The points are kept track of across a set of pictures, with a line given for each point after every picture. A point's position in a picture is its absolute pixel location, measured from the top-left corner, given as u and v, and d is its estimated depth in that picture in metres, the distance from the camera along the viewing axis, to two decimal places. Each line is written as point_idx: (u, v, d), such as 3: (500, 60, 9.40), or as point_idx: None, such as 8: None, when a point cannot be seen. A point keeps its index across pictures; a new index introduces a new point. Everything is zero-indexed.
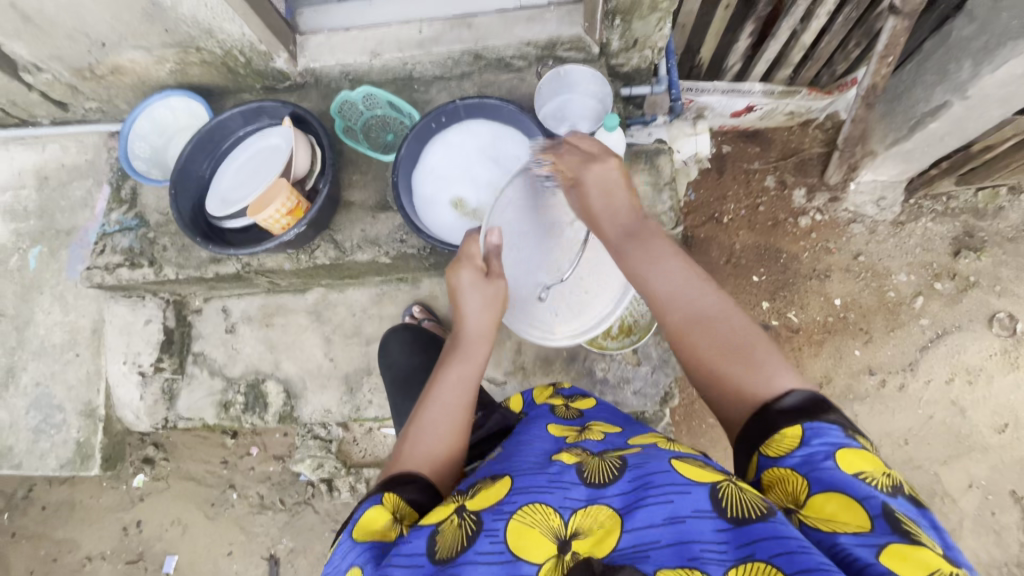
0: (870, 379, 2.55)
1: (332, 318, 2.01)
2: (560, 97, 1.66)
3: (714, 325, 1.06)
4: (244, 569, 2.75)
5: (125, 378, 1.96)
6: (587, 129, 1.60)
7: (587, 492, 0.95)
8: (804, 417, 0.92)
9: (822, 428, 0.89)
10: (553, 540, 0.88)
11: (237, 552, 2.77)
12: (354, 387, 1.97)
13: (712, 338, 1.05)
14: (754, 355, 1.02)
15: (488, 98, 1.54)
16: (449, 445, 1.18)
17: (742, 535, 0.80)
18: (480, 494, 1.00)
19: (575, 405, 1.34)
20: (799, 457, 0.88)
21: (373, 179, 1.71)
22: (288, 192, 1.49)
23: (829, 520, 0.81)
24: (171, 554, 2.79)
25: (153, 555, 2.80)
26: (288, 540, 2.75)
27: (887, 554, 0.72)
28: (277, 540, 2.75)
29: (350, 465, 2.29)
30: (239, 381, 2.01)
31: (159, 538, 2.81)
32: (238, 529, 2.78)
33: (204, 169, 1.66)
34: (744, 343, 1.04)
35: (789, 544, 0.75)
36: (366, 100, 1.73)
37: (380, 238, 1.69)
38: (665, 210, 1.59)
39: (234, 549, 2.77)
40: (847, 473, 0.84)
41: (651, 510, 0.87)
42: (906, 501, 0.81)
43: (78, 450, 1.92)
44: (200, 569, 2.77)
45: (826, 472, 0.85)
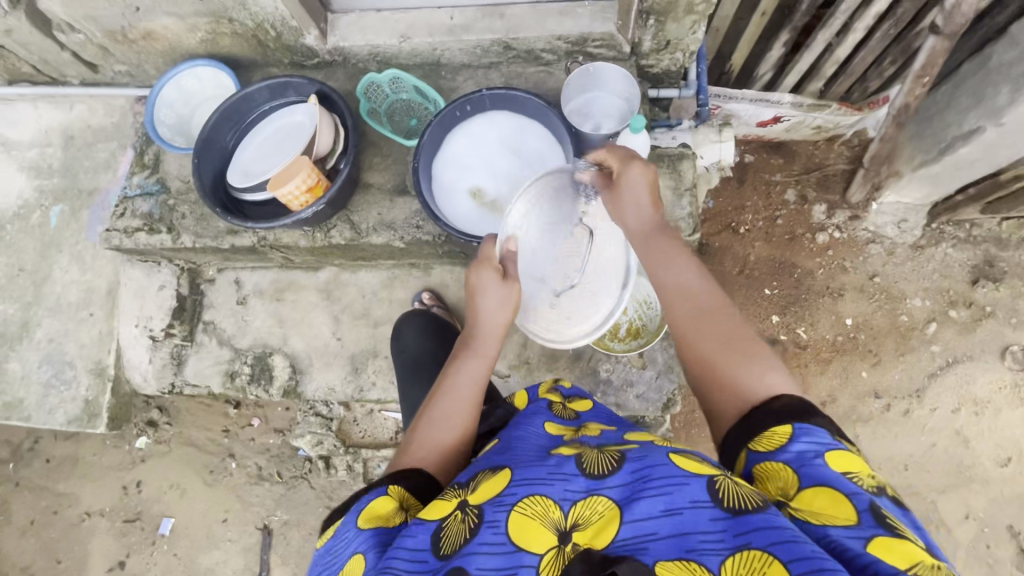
0: (875, 402, 2.53)
1: (342, 298, 2.03)
2: (586, 94, 1.65)
3: (722, 322, 1.14)
4: (238, 537, 2.79)
5: (136, 341, 1.99)
6: (610, 129, 1.60)
7: (587, 483, 0.94)
8: (794, 417, 0.94)
9: (811, 428, 0.91)
10: (554, 531, 0.89)
11: (232, 520, 2.81)
12: (359, 367, 1.99)
13: (719, 333, 1.12)
14: (749, 351, 1.08)
15: (516, 91, 1.54)
16: (457, 436, 1.22)
17: (740, 523, 0.81)
18: (481, 487, 1.00)
19: (572, 406, 1.32)
20: (790, 453, 0.90)
21: (394, 162, 1.72)
22: (311, 170, 1.51)
23: (818, 514, 0.83)
24: (169, 517, 2.84)
25: (151, 516, 2.85)
26: (282, 512, 2.79)
27: (876, 545, 0.76)
28: (271, 512, 2.79)
29: (349, 444, 2.32)
30: (247, 352, 2.04)
31: (157, 500, 2.86)
32: (235, 497, 2.83)
33: (227, 142, 1.67)
34: (744, 341, 1.10)
35: (785, 534, 0.77)
36: (392, 84, 1.72)
37: (396, 223, 1.69)
38: (684, 216, 1.56)
39: (229, 517, 2.81)
40: (836, 472, 0.87)
41: (650, 501, 0.88)
42: (889, 500, 0.86)
43: (85, 408, 1.94)
44: (195, 533, 2.82)
45: (817, 469, 0.88)
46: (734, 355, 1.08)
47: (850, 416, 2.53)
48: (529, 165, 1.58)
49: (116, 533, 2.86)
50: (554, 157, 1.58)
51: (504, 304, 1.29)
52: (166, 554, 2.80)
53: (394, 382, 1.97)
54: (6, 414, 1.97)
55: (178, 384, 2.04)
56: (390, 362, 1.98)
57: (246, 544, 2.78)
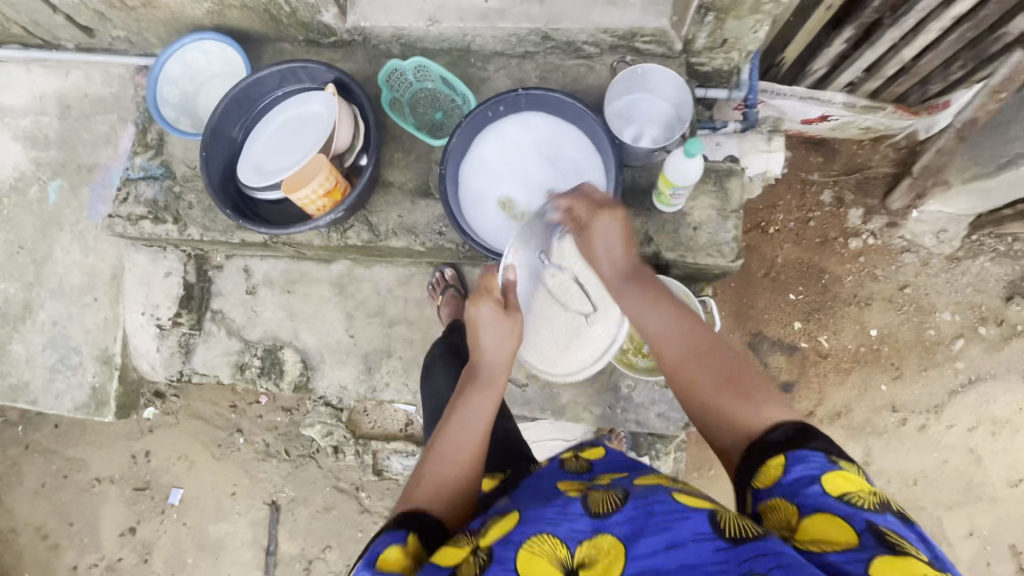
0: (890, 416, 2.50)
1: (356, 293, 1.95)
2: (631, 97, 1.49)
3: (716, 363, 1.04)
4: (246, 509, 2.84)
5: (143, 329, 1.93)
6: (654, 137, 1.47)
7: (592, 522, 0.90)
8: (787, 446, 0.88)
9: (805, 454, 0.85)
10: (560, 568, 0.85)
11: (240, 493, 2.84)
12: (372, 367, 1.93)
13: (712, 376, 1.03)
14: (747, 386, 0.99)
15: (554, 92, 1.39)
16: (467, 470, 1.12)
17: (740, 552, 0.76)
18: (492, 527, 0.95)
19: (585, 456, 1.22)
20: (785, 484, 0.84)
21: (416, 160, 1.59)
22: (330, 172, 1.39)
23: (819, 541, 0.76)
24: (178, 487, 2.87)
25: (161, 485, 2.89)
26: (290, 489, 2.82)
27: (879, 567, 0.69)
28: (279, 488, 2.82)
29: (358, 435, 2.30)
30: (257, 344, 1.98)
31: (166, 470, 2.89)
32: (243, 472, 2.85)
33: (236, 132, 1.53)
34: (740, 376, 1.01)
35: (784, 557, 0.71)
36: (416, 73, 1.56)
37: (417, 227, 1.58)
38: (727, 240, 1.44)
39: (237, 491, 2.85)
40: (833, 495, 0.80)
41: (653, 536, 0.83)
42: (894, 518, 0.78)
43: (92, 396, 1.90)
44: (204, 504, 2.86)
45: (813, 495, 0.81)
46: (729, 393, 1.00)
47: (864, 427, 2.50)
48: (565, 175, 1.46)
49: (126, 500, 2.91)
50: (591, 168, 1.45)
51: (508, 332, 1.28)
52: (176, 524, 2.86)
53: (407, 384, 1.92)
54: (12, 397, 1.94)
55: (187, 373, 1.99)
56: (404, 363, 1.92)
57: (254, 517, 2.83)
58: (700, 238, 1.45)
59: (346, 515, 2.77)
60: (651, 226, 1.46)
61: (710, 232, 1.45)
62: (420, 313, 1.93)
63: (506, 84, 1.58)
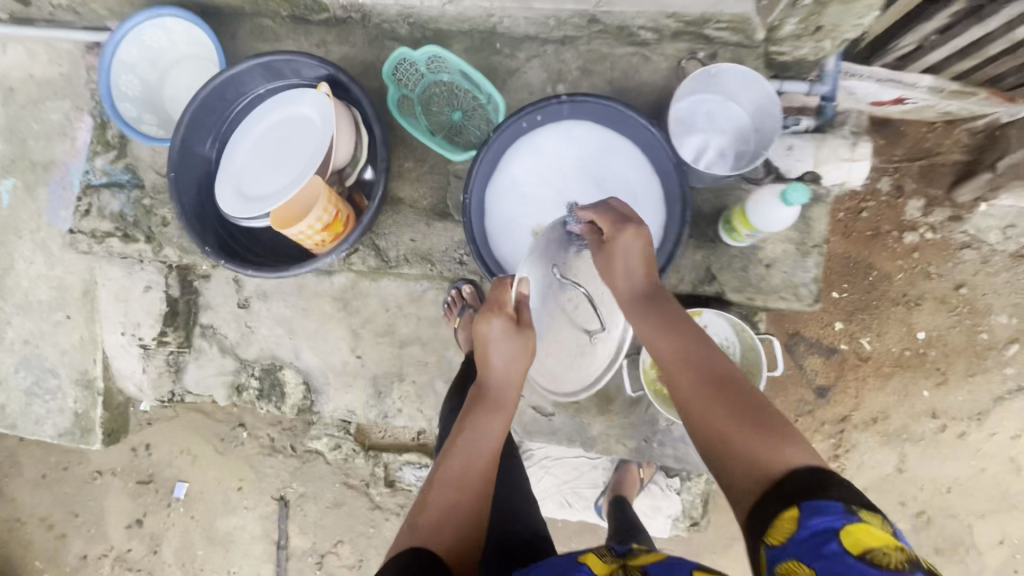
0: (930, 421, 2.34)
1: (362, 310, 1.73)
2: (705, 102, 1.21)
3: (731, 391, 0.90)
4: (255, 504, 2.76)
5: (125, 349, 1.72)
6: (717, 149, 1.20)
7: None
8: (800, 496, 0.73)
9: (819, 506, 0.71)
10: None
11: (247, 488, 2.76)
12: (382, 391, 1.75)
13: (724, 408, 0.89)
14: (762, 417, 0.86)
15: (607, 99, 1.12)
16: (474, 500, 1.05)
17: None
18: None
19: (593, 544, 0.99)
20: (797, 543, 0.69)
21: (431, 172, 1.33)
22: (326, 201, 1.13)
23: None
24: (183, 482, 2.78)
25: (163, 478, 2.80)
26: (298, 484, 2.73)
27: None
28: (286, 484, 2.73)
29: (368, 447, 2.16)
30: (253, 364, 1.78)
31: (169, 464, 2.79)
32: (248, 467, 2.75)
33: (211, 142, 1.25)
34: (757, 408, 0.88)
35: None
36: (430, 64, 1.26)
37: (433, 254, 1.34)
38: (805, 280, 1.21)
39: (244, 485, 2.76)
40: (855, 556, 0.65)
41: None
42: None
43: (76, 422, 1.73)
44: (211, 497, 2.78)
45: (832, 557, 0.66)
46: (751, 427, 0.85)
47: (900, 433, 2.35)
48: (614, 199, 1.20)
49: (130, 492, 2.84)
50: (647, 193, 1.19)
51: (519, 357, 1.09)
52: (183, 517, 2.80)
53: (422, 410, 1.74)
54: None
55: (179, 394, 1.81)
56: (418, 387, 1.74)
57: (264, 511, 2.76)
58: (773, 278, 1.22)
59: (357, 511, 2.69)
60: (715, 262, 1.23)
61: (785, 271, 1.21)
62: (434, 333, 1.71)
63: (540, 78, 1.28)
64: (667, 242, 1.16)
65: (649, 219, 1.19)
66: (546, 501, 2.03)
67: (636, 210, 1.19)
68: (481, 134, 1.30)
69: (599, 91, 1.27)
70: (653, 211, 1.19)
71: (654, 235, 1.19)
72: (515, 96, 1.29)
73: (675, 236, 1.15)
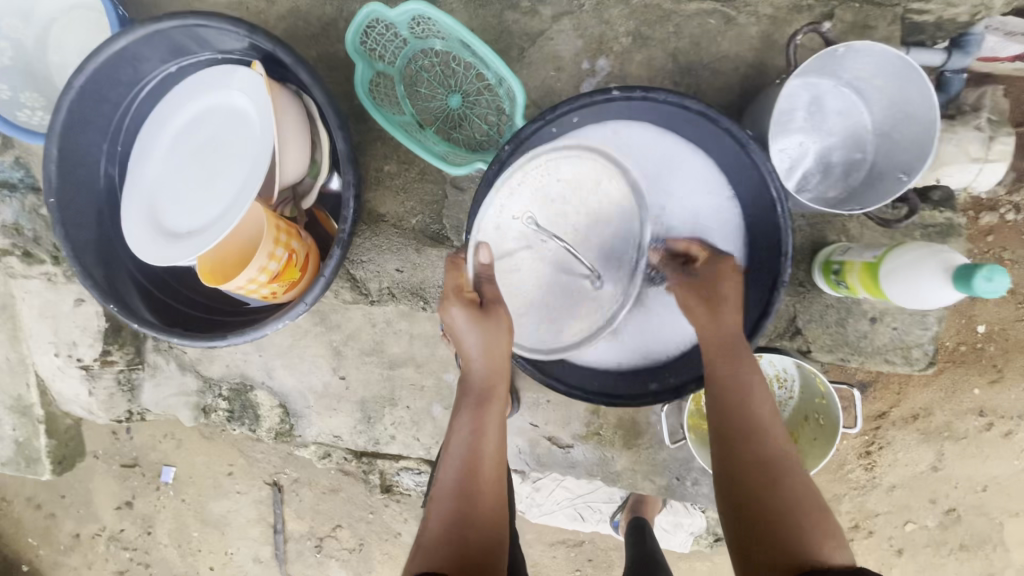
0: (974, 418, 1.36)
1: (342, 325, 1.33)
2: (814, 88, 0.86)
3: (785, 477, 0.68)
4: (248, 492, 1.76)
5: (64, 371, 1.35)
6: (810, 159, 0.88)
7: None
8: None
9: None
10: None
11: (239, 473, 1.76)
12: (372, 417, 1.37)
13: (770, 492, 0.67)
14: (809, 512, 0.65)
15: (680, 97, 0.77)
16: (488, 507, 0.82)
17: None
18: None
19: None
20: None
21: (420, 180, 1.00)
22: (272, 244, 0.79)
23: None
24: (171, 464, 1.76)
25: (145, 458, 1.77)
26: (293, 470, 1.73)
27: None
28: (280, 468, 1.74)
29: (362, 454, 1.50)
30: (219, 382, 1.38)
31: (153, 448, 1.78)
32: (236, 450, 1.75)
33: (112, 144, 0.89)
34: (805, 497, 0.66)
35: None
36: (414, 27, 0.88)
37: (427, 288, 1.02)
38: (920, 338, 0.91)
39: (235, 471, 1.76)
40: None
41: None
42: None
43: (20, 452, 1.49)
44: (199, 493, 1.78)
45: None
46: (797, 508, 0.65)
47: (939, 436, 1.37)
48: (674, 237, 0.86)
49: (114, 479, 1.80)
50: (722, 231, 0.85)
51: (494, 337, 0.82)
52: (173, 502, 1.79)
53: (420, 438, 1.36)
54: None
55: (139, 414, 1.43)
56: (413, 414, 1.36)
57: (257, 501, 1.76)
58: (879, 336, 0.92)
59: (357, 497, 1.71)
60: (801, 313, 0.93)
61: (895, 328, 0.92)
62: (430, 353, 1.32)
63: (573, 45, 0.90)
64: (746, 305, 0.83)
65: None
66: (556, 514, 1.66)
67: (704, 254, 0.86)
68: (490, 128, 0.93)
69: (658, 67, 0.89)
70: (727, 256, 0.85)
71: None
72: (539, 72, 0.91)
73: (762, 298, 0.81)
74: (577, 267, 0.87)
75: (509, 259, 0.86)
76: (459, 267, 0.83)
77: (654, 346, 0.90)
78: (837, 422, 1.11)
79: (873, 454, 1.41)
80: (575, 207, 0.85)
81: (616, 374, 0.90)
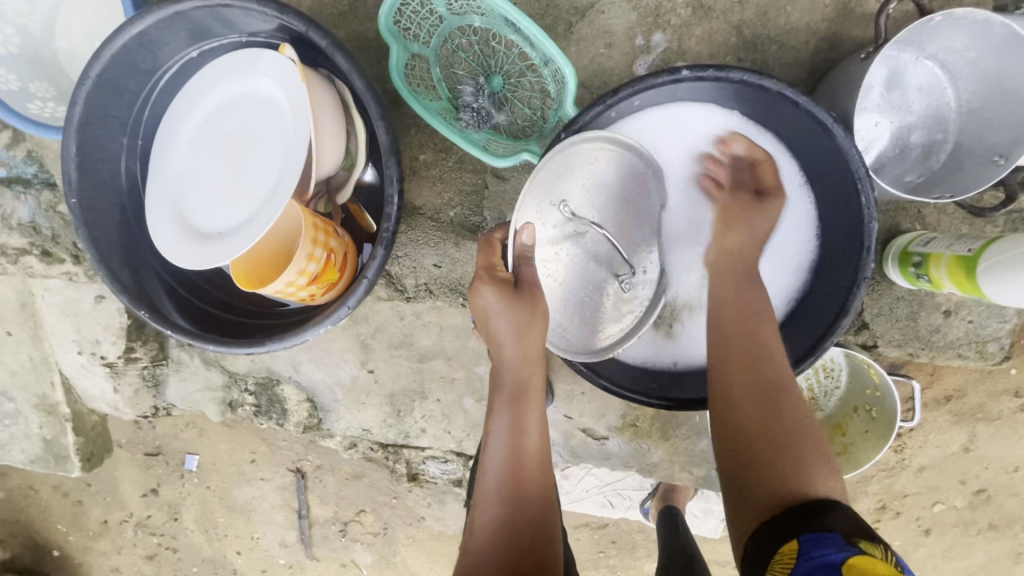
0: (1013, 400, 1.23)
1: (370, 319, 1.23)
2: (894, 61, 0.79)
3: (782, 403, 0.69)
4: (273, 479, 1.66)
5: (87, 369, 1.32)
6: (885, 139, 0.81)
7: None
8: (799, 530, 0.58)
9: (819, 541, 0.55)
10: None
11: (262, 461, 1.65)
12: (401, 410, 1.27)
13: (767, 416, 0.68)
14: (799, 436, 0.66)
15: (757, 76, 0.69)
16: (535, 503, 0.79)
17: None
18: None
19: None
20: None
21: (458, 167, 0.94)
22: (311, 244, 0.74)
23: None
24: (193, 452, 1.66)
25: (168, 446, 1.67)
26: (315, 457, 1.62)
27: None
28: (301, 455, 1.62)
29: (388, 445, 1.43)
30: (245, 377, 1.30)
31: (174, 437, 1.66)
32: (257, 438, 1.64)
33: (131, 137, 0.83)
34: (795, 422, 0.67)
35: None
36: (453, 2, 0.81)
37: (466, 283, 0.97)
38: (996, 331, 0.86)
39: (257, 459, 1.65)
40: None
41: None
42: None
43: (48, 450, 1.46)
44: (221, 481, 1.68)
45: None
46: (778, 444, 0.66)
47: (974, 416, 1.25)
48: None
49: (138, 471, 1.70)
50: (794, 221, 0.82)
51: (529, 324, 0.77)
52: (196, 489, 1.69)
53: (452, 430, 1.28)
54: None
55: (165, 410, 1.37)
56: (445, 406, 1.27)
57: (281, 490, 1.66)
58: (953, 330, 0.86)
59: (381, 484, 1.59)
60: (868, 307, 0.87)
61: (971, 321, 0.86)
62: (461, 345, 1.22)
63: (626, 19, 0.83)
64: (821, 303, 0.78)
65: (790, 260, 0.82)
66: (585, 501, 1.53)
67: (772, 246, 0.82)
68: (534, 111, 0.86)
69: (720, 42, 0.82)
70: (798, 248, 0.82)
71: (798, 284, 0.82)
72: (589, 49, 0.84)
73: (840, 293, 0.75)
74: (607, 261, 0.81)
75: (543, 244, 0.80)
76: (493, 248, 0.81)
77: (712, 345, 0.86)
78: (894, 415, 1.05)
79: (903, 438, 1.29)
80: (611, 199, 0.80)
81: (664, 374, 0.87)
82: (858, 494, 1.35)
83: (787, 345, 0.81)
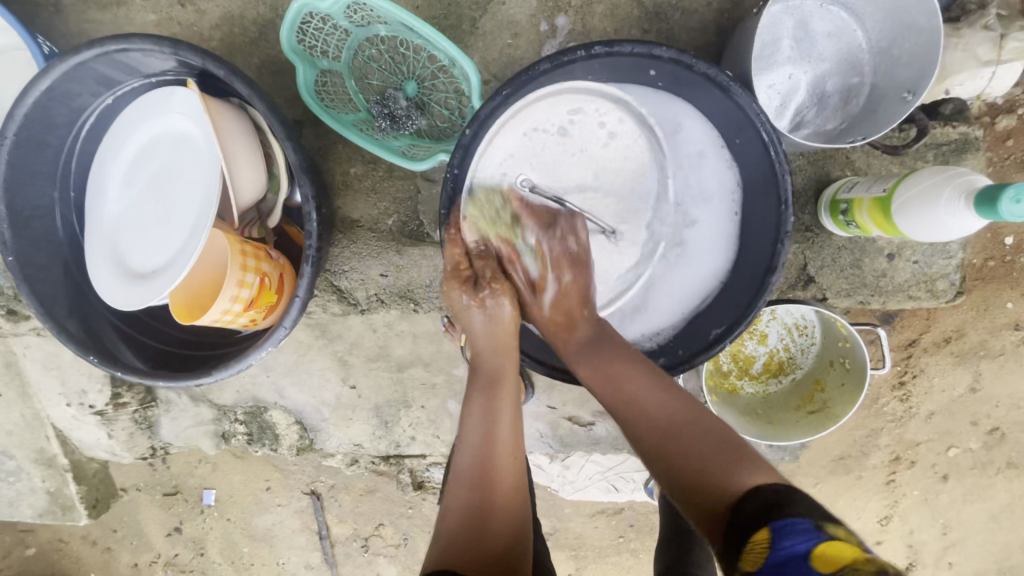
0: (1016, 334, 1.16)
1: (343, 335, 1.12)
2: (798, 10, 0.79)
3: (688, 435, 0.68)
4: (287, 505, 1.54)
5: (79, 420, 1.31)
6: (804, 88, 0.80)
7: None
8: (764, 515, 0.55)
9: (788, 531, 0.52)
10: None
11: (277, 489, 1.53)
12: (388, 421, 1.19)
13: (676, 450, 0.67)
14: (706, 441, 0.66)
15: (647, 46, 0.71)
16: (508, 497, 0.73)
17: None
18: None
19: None
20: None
21: (392, 177, 0.99)
22: (240, 270, 0.75)
23: None
24: (209, 486, 1.53)
25: (184, 484, 1.55)
26: (327, 476, 1.50)
27: None
28: (314, 477, 1.51)
29: (389, 455, 1.33)
30: (232, 409, 1.24)
31: (188, 475, 1.54)
32: (266, 463, 1.52)
33: (63, 191, 0.85)
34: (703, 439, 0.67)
35: None
36: (353, 15, 0.82)
37: (414, 288, 1.05)
38: (945, 265, 0.87)
39: (271, 486, 1.53)
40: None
41: None
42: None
43: (54, 501, 1.43)
44: (234, 513, 1.56)
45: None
46: (722, 455, 0.65)
47: (976, 355, 1.18)
48: (713, 172, 0.83)
49: (155, 515, 1.58)
50: (722, 190, 0.83)
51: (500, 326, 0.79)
52: (218, 523, 1.57)
53: (441, 435, 1.19)
54: None
55: (163, 449, 1.36)
56: (430, 413, 1.17)
57: (297, 516, 1.54)
58: (900, 273, 0.87)
59: (392, 498, 1.49)
60: (812, 260, 0.88)
61: (916, 262, 0.87)
62: (437, 350, 1.12)
63: (526, 7, 0.83)
64: (747, 265, 0.80)
65: (725, 228, 0.83)
66: (588, 490, 1.34)
67: (710, 205, 0.84)
68: (451, 112, 0.89)
69: (622, 16, 0.82)
70: (726, 222, 0.83)
71: (724, 259, 0.83)
72: (496, 42, 0.84)
73: (766, 254, 0.77)
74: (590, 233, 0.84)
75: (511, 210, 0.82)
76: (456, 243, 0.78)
77: (651, 321, 0.86)
78: (865, 365, 1.00)
79: (907, 386, 1.22)
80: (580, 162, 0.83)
81: None
82: (871, 449, 1.27)
83: (719, 317, 0.82)
